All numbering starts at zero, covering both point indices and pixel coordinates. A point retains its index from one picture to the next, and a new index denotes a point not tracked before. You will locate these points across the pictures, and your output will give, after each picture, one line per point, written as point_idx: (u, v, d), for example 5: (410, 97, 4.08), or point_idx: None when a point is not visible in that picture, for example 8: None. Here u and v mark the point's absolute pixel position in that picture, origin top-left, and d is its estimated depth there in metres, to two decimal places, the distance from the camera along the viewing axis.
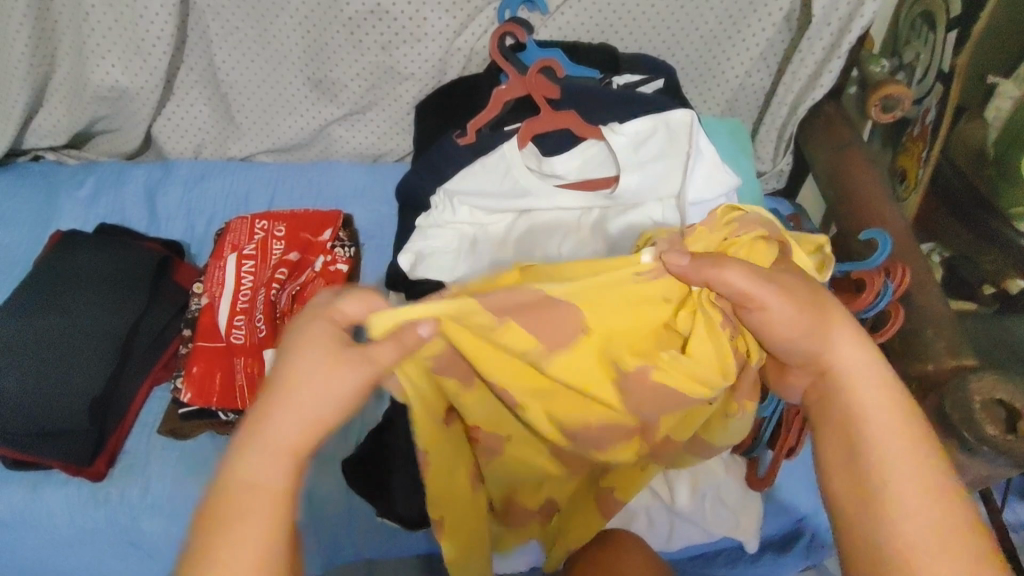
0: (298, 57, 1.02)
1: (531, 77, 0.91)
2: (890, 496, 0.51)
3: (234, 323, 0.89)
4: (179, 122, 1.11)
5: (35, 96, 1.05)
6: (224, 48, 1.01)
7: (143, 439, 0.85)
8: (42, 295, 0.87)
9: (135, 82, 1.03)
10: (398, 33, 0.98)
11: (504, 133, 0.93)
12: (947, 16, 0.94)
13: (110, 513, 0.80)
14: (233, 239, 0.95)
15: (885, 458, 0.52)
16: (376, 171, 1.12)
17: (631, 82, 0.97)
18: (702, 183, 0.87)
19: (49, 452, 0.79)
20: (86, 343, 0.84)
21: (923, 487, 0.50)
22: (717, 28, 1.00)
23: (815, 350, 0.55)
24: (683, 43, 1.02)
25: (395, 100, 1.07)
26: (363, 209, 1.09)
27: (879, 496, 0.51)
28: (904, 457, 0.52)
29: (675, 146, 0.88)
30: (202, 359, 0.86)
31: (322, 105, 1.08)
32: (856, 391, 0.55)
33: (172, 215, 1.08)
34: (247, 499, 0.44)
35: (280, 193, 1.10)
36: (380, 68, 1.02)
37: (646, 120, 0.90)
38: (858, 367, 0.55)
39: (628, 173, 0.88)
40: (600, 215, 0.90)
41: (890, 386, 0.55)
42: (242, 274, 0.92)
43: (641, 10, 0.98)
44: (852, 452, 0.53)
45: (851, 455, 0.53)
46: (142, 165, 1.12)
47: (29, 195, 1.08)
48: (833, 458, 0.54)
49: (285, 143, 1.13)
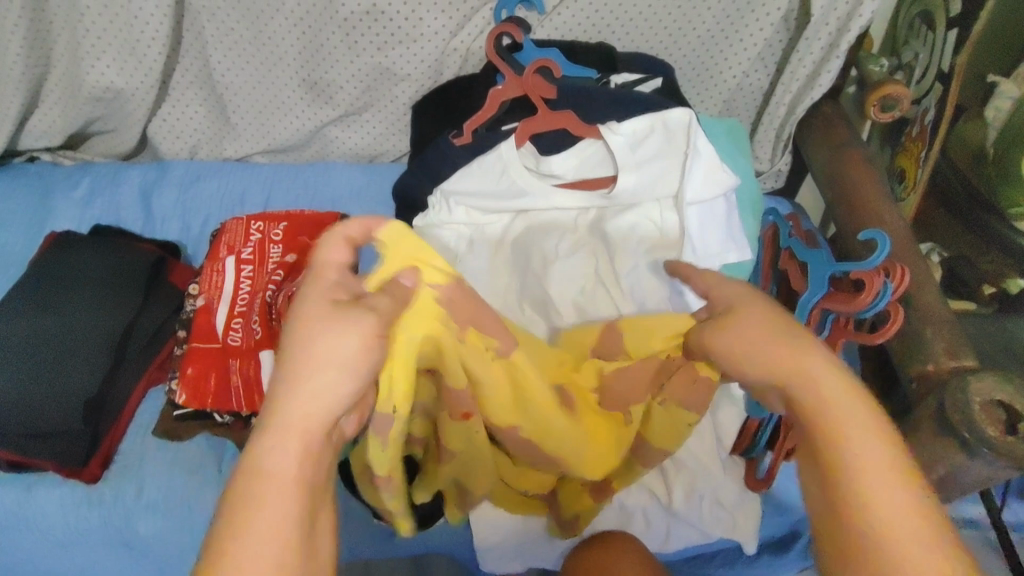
0: (294, 58, 1.02)
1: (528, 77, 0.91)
2: (877, 519, 0.44)
3: (231, 326, 0.88)
4: (175, 123, 1.11)
5: (31, 97, 1.04)
6: (219, 50, 1.01)
7: (138, 441, 0.84)
8: (36, 296, 0.86)
9: (131, 83, 1.02)
10: (395, 34, 0.98)
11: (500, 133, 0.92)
12: (947, 15, 0.94)
13: (104, 515, 0.79)
14: (230, 241, 0.94)
15: (862, 480, 0.46)
16: (373, 171, 1.12)
17: (629, 82, 0.96)
18: (701, 182, 0.86)
19: (44, 454, 0.79)
20: (81, 344, 0.83)
21: (902, 509, 0.45)
22: (715, 28, 0.99)
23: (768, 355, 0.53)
24: (681, 43, 1.02)
25: (392, 101, 1.07)
26: (360, 209, 1.08)
27: (863, 528, 0.45)
28: (881, 477, 0.46)
29: (674, 146, 0.88)
30: (198, 360, 0.85)
31: (318, 106, 1.08)
32: (820, 402, 0.50)
33: (167, 216, 1.08)
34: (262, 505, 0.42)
35: (276, 193, 1.10)
36: (376, 68, 1.02)
37: (645, 118, 0.89)
38: (813, 379, 0.51)
39: (627, 173, 0.87)
40: (597, 215, 0.90)
41: (856, 400, 0.50)
42: (240, 278, 0.92)
43: (638, 10, 0.98)
44: (826, 477, 0.48)
45: (824, 481, 0.48)
46: (138, 166, 1.12)
47: (24, 195, 1.08)
48: (811, 484, 0.49)
49: (281, 144, 1.12)
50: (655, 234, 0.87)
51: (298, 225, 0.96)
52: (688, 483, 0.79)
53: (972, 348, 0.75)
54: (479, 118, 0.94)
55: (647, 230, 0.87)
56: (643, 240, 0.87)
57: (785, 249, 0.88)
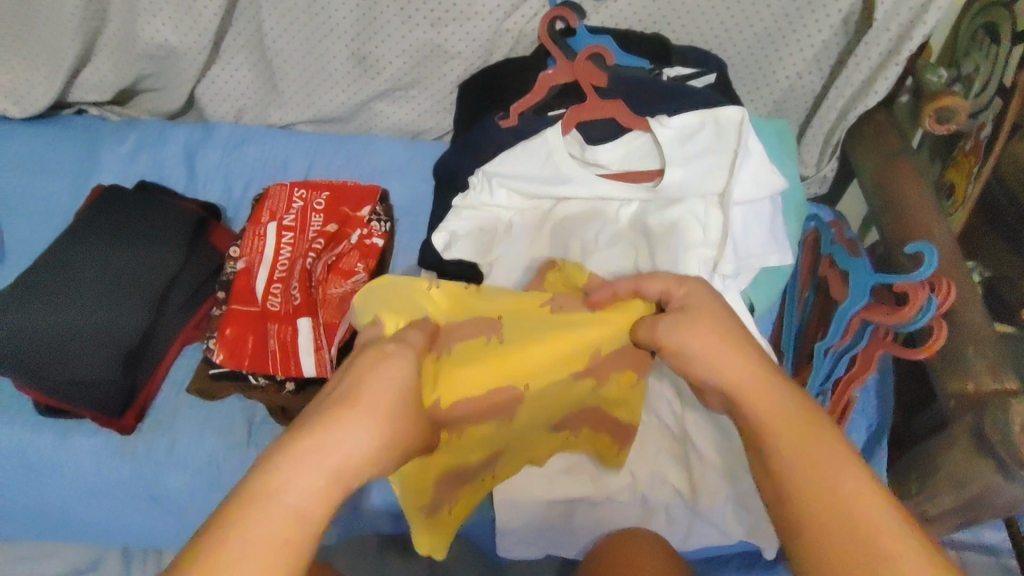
0: (347, 30, 1.02)
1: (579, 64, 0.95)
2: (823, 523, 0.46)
3: (271, 290, 0.89)
4: (223, 86, 1.11)
5: (85, 50, 1.05)
6: (272, 15, 1.01)
7: (171, 397, 0.85)
8: (82, 246, 0.87)
9: (183, 44, 1.02)
10: (449, 11, 0.98)
11: (548, 119, 0.98)
12: (1014, 29, 0.90)
13: (135, 466, 0.81)
14: (272, 206, 0.94)
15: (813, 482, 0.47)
16: (415, 149, 1.14)
17: (681, 75, 0.94)
18: (749, 181, 0.85)
19: (83, 401, 0.79)
20: (125, 295, 0.84)
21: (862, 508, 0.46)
22: (772, 25, 0.97)
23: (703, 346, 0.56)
24: (736, 41, 1.00)
25: (440, 79, 1.08)
26: (401, 184, 1.12)
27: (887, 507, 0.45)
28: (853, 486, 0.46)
29: (722, 142, 0.87)
30: (236, 321, 0.85)
31: (365, 80, 1.08)
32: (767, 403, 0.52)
33: (210, 177, 1.09)
34: (278, 512, 0.41)
35: (318, 164, 1.12)
36: (427, 46, 1.02)
37: (694, 113, 0.88)
38: (773, 383, 0.53)
39: (674, 166, 0.86)
40: (639, 207, 0.90)
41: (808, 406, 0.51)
42: (281, 245, 0.92)
43: (697, 4, 0.96)
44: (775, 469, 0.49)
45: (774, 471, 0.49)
46: (183, 126, 1.13)
47: (71, 147, 1.10)
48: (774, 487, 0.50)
49: (327, 115, 1.14)
50: (699, 232, 0.85)
51: (342, 195, 0.95)
52: (714, 483, 0.79)
53: (1014, 369, 0.74)
54: (528, 100, 1.00)
55: (692, 227, 0.86)
56: (687, 232, 0.86)
57: (826, 255, 0.97)
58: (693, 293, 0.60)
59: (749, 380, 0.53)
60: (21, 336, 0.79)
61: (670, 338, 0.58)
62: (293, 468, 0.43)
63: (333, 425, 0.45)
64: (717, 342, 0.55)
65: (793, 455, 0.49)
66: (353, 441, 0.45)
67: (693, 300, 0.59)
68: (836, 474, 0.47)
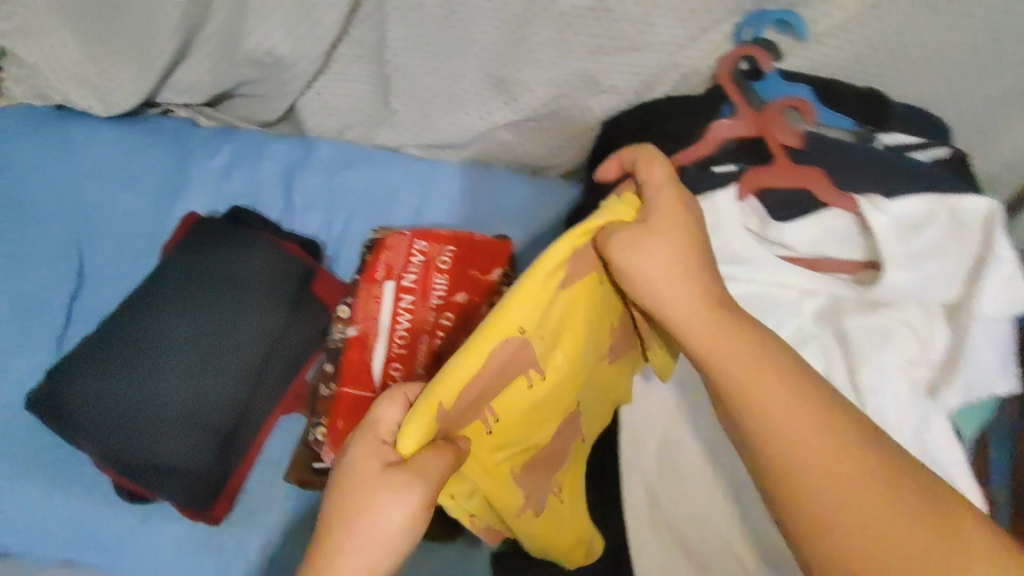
0: (486, 49, 0.86)
1: (766, 116, 0.78)
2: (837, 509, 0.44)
3: (390, 371, 0.74)
4: (330, 99, 0.96)
5: (181, 49, 0.91)
6: (401, 26, 0.86)
7: (267, 481, 0.76)
8: (174, 301, 0.76)
9: (294, 51, 0.88)
10: (615, 39, 0.82)
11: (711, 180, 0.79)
12: None
13: (227, 561, 0.72)
14: (390, 259, 0.78)
15: (795, 464, 0.46)
16: (541, 188, 0.98)
17: (902, 143, 0.76)
18: (996, 299, 0.66)
19: (167, 491, 0.69)
20: (219, 366, 0.73)
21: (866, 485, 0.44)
22: (1012, 89, 0.79)
23: (681, 290, 0.53)
24: (962, 103, 0.82)
25: (584, 113, 0.91)
26: (523, 229, 0.96)
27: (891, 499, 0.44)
28: (835, 457, 0.45)
29: (960, 241, 0.69)
30: (348, 411, 0.72)
31: (496, 108, 0.93)
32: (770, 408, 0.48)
33: (311, 205, 0.95)
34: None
35: (431, 197, 0.98)
36: (578, 75, 0.86)
37: (924, 199, 0.70)
38: (764, 377, 0.49)
39: (899, 269, 0.70)
40: (832, 304, 0.75)
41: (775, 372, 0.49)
42: (399, 311, 0.76)
43: (924, 56, 0.78)
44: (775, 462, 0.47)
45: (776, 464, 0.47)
46: (283, 139, 0.99)
47: (159, 156, 0.97)
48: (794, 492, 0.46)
49: (441, 141, 0.98)
50: (917, 350, 0.71)
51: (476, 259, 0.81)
52: None
53: None
54: (690, 154, 0.80)
55: (907, 342, 0.71)
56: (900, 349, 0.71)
57: None
58: (659, 200, 0.55)
59: (733, 341, 0.51)
60: (103, 409, 0.69)
61: (633, 254, 0.52)
62: (345, 532, 0.48)
63: (366, 498, 0.47)
64: (674, 263, 0.53)
65: (741, 379, 0.50)
66: (377, 514, 0.47)
67: (658, 212, 0.54)
68: (842, 470, 0.45)
